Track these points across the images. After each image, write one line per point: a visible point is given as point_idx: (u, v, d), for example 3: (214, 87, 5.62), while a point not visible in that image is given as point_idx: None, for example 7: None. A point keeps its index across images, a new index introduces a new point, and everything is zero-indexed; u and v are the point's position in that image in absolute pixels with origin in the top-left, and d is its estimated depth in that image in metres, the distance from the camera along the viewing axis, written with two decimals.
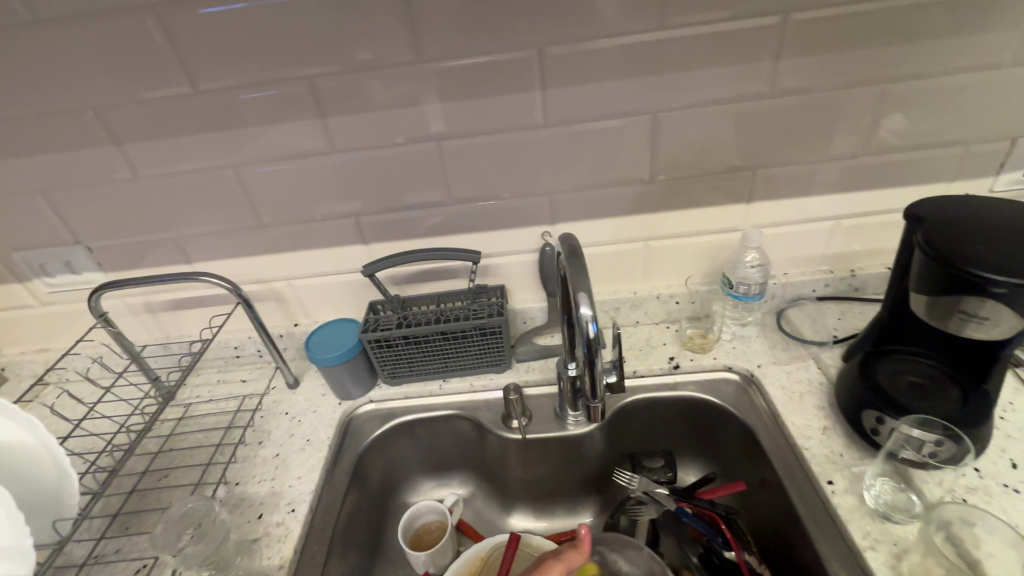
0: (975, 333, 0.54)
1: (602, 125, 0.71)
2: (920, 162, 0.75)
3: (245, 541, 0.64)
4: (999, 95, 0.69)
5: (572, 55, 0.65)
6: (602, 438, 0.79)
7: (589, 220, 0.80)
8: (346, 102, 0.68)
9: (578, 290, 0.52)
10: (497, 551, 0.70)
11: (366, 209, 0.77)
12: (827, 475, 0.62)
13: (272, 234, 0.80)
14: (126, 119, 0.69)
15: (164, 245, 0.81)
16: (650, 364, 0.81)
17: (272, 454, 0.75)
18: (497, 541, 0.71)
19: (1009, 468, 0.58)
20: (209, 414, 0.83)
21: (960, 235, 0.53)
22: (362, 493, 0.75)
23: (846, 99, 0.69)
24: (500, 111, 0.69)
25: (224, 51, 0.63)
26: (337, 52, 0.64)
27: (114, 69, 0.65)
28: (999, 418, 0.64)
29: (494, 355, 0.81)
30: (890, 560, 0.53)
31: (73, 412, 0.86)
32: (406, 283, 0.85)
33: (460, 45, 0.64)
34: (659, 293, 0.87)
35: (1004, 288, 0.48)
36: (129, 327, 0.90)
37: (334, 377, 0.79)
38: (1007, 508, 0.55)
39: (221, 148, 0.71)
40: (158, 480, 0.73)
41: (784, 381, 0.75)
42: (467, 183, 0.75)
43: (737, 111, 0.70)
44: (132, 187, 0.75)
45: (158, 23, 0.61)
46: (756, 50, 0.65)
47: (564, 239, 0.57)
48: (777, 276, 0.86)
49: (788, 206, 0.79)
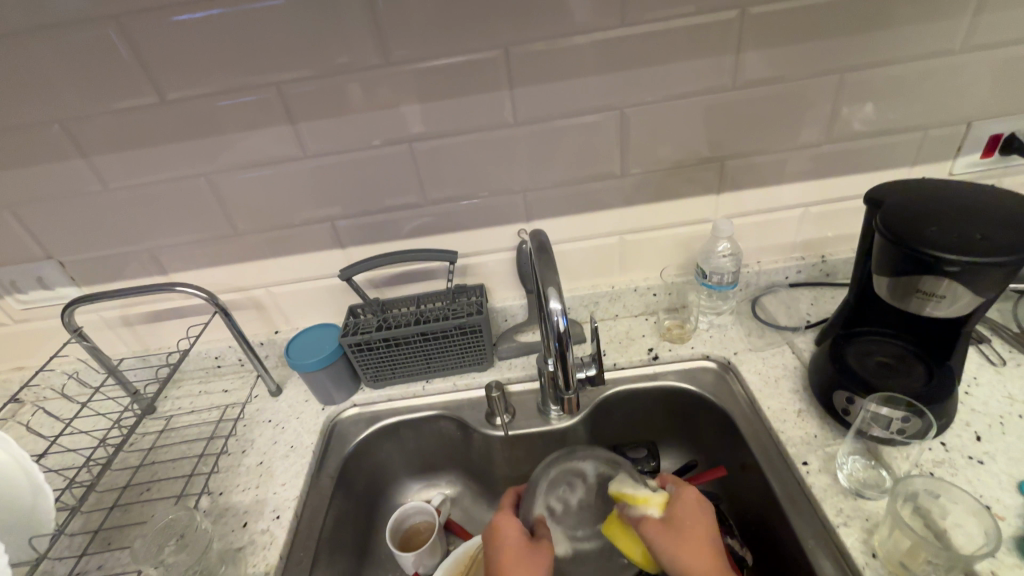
0: (935, 311, 0.56)
1: (572, 121, 0.72)
2: (881, 149, 0.77)
3: (230, 550, 0.64)
4: (953, 80, 0.71)
5: (541, 54, 0.66)
6: (586, 431, 0.80)
7: (564, 217, 0.81)
8: (316, 107, 0.68)
9: (547, 285, 0.53)
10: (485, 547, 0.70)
11: (343, 214, 0.78)
12: (802, 456, 0.63)
13: (249, 242, 0.80)
14: (93, 130, 0.68)
15: (138, 257, 0.80)
16: (630, 356, 0.82)
17: (256, 462, 0.74)
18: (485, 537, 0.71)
19: (973, 441, 0.60)
20: (190, 425, 0.82)
21: (916, 216, 0.54)
22: (348, 497, 0.75)
23: (808, 89, 0.71)
24: (471, 111, 0.70)
25: (190, 60, 0.63)
26: (305, 58, 0.64)
27: (79, 81, 0.64)
28: (964, 393, 0.66)
29: (476, 353, 0.82)
30: (863, 535, 0.55)
31: (51, 430, 0.85)
32: (385, 286, 0.85)
33: (427, 47, 0.64)
34: (636, 285, 0.88)
35: (957, 267, 0.50)
36: (106, 341, 0.89)
37: (315, 382, 0.79)
38: (972, 479, 0.57)
39: (192, 157, 0.71)
40: (140, 494, 0.72)
41: (760, 367, 0.77)
42: (441, 184, 0.76)
43: (704, 104, 0.71)
44: (103, 199, 0.74)
45: (121, 33, 0.61)
46: (719, 44, 0.66)
47: (534, 234, 0.58)
48: (750, 264, 0.88)
49: (757, 195, 0.81)
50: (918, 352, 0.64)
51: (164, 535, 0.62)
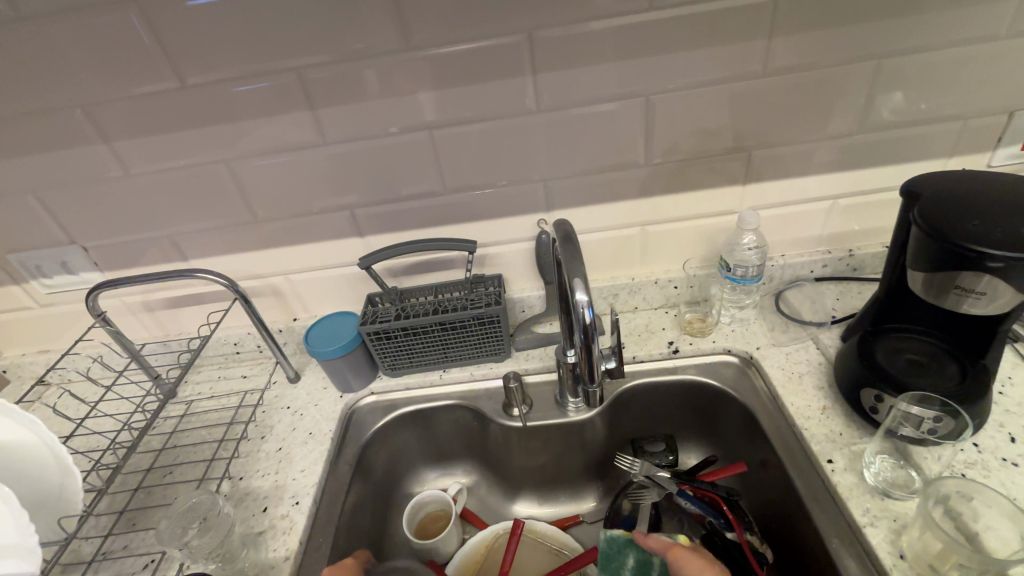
0: (973, 309, 0.54)
1: (595, 109, 0.70)
2: (917, 140, 0.74)
3: (251, 535, 0.65)
4: (995, 68, 0.68)
5: (564, 39, 0.64)
6: (602, 424, 0.80)
7: (585, 207, 0.80)
8: (336, 94, 0.67)
9: (572, 277, 0.51)
10: (501, 538, 0.76)
11: (361, 201, 0.77)
12: (827, 454, 0.62)
13: (268, 229, 0.80)
14: (116, 116, 0.68)
15: (159, 244, 0.81)
16: (650, 349, 0.81)
17: (276, 448, 0.75)
18: (500, 529, 0.77)
19: (1007, 442, 0.59)
20: (211, 410, 0.84)
21: (957, 209, 0.52)
22: (365, 484, 0.76)
23: (841, 77, 0.68)
24: (493, 99, 0.68)
25: (211, 46, 0.63)
26: (326, 43, 0.63)
27: (101, 66, 0.64)
28: (998, 393, 0.64)
29: (494, 344, 0.81)
30: (890, 535, 0.54)
31: (76, 412, 0.86)
32: (403, 275, 0.85)
33: (448, 34, 0.63)
34: (657, 278, 0.86)
35: (1000, 263, 0.48)
36: (129, 326, 0.90)
37: (333, 370, 0.79)
38: (1005, 481, 0.55)
39: (213, 144, 0.71)
40: (163, 476, 0.74)
41: (783, 362, 0.75)
42: (460, 171, 0.75)
43: (731, 91, 0.69)
44: (125, 185, 0.74)
45: (143, 18, 0.61)
46: (748, 28, 0.64)
47: (559, 225, 0.56)
48: (774, 258, 0.86)
49: (785, 186, 0.79)
50: (950, 350, 0.62)
51: (187, 518, 0.62)
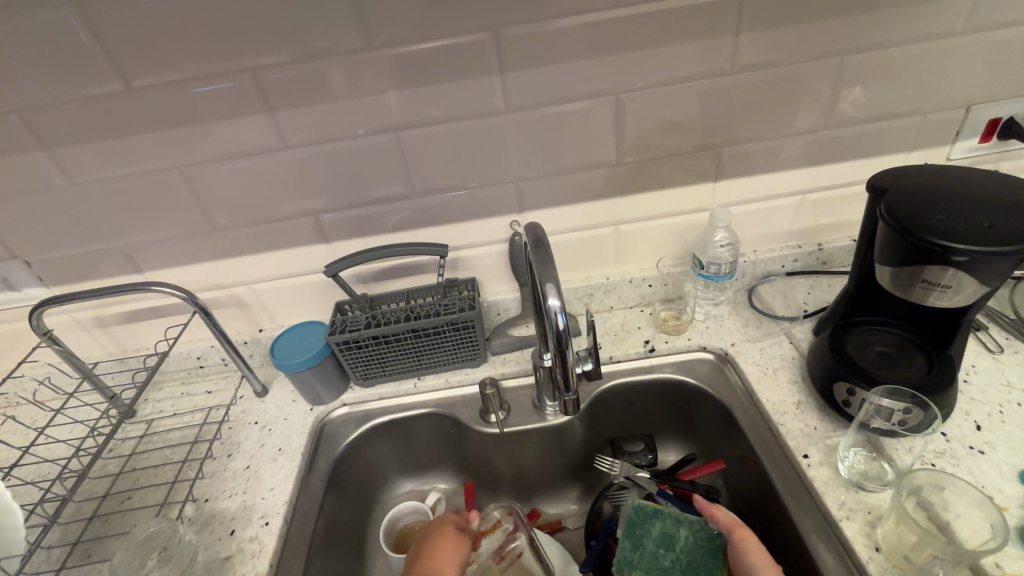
0: (940, 300, 0.55)
1: (567, 107, 0.69)
2: (882, 134, 0.75)
3: (217, 560, 0.61)
4: (954, 63, 0.69)
5: (532, 36, 0.63)
6: (582, 426, 0.79)
7: (558, 207, 0.78)
8: (296, 95, 0.64)
9: (545, 282, 0.50)
10: None
11: (327, 207, 0.74)
12: (803, 449, 0.63)
13: (228, 237, 0.76)
14: (54, 120, 0.63)
15: (111, 256, 0.76)
16: (627, 349, 0.80)
17: (243, 467, 0.72)
18: None
19: (973, 430, 0.60)
20: (173, 429, 0.79)
21: (921, 204, 0.53)
22: (339, 499, 0.73)
23: (806, 73, 0.68)
24: (461, 98, 0.67)
25: (157, 45, 0.59)
26: (283, 41, 0.60)
27: (36, 68, 0.60)
28: (963, 381, 0.66)
29: (469, 348, 0.79)
30: (865, 528, 0.54)
31: (24, 438, 0.81)
32: (374, 281, 0.82)
33: (413, 30, 0.61)
34: (632, 277, 0.86)
35: (964, 256, 0.49)
36: (81, 344, 0.85)
37: (302, 382, 0.76)
38: (973, 469, 0.57)
39: (164, 149, 0.67)
40: (121, 503, 0.70)
41: (758, 357, 0.76)
42: (430, 173, 0.73)
43: (699, 89, 0.69)
44: (70, 194, 0.70)
45: (81, 16, 0.57)
46: (718, 26, 0.64)
47: (530, 229, 0.55)
48: (747, 254, 0.86)
49: (754, 182, 0.79)
50: (918, 341, 0.63)
51: (145, 549, 0.60)
